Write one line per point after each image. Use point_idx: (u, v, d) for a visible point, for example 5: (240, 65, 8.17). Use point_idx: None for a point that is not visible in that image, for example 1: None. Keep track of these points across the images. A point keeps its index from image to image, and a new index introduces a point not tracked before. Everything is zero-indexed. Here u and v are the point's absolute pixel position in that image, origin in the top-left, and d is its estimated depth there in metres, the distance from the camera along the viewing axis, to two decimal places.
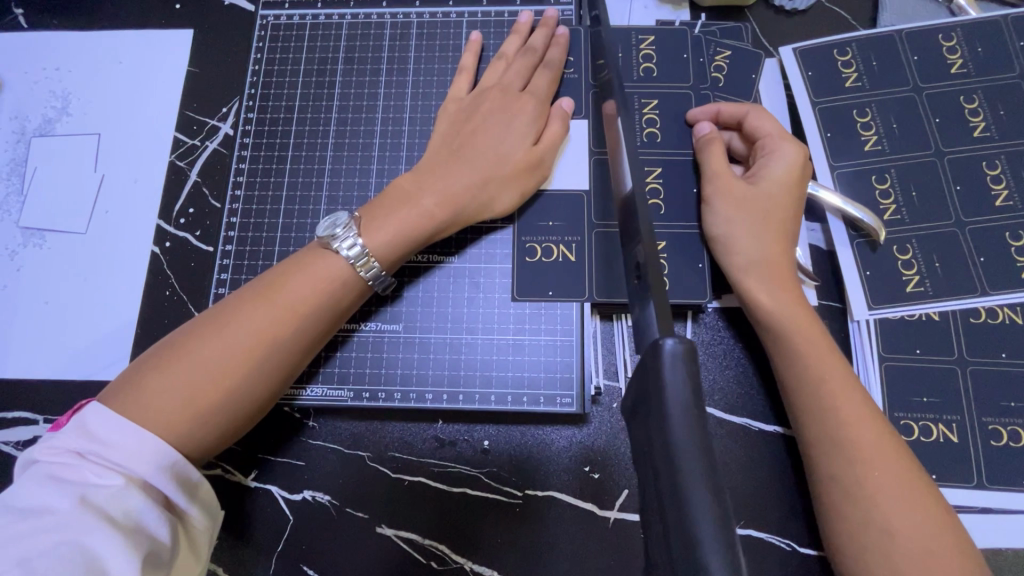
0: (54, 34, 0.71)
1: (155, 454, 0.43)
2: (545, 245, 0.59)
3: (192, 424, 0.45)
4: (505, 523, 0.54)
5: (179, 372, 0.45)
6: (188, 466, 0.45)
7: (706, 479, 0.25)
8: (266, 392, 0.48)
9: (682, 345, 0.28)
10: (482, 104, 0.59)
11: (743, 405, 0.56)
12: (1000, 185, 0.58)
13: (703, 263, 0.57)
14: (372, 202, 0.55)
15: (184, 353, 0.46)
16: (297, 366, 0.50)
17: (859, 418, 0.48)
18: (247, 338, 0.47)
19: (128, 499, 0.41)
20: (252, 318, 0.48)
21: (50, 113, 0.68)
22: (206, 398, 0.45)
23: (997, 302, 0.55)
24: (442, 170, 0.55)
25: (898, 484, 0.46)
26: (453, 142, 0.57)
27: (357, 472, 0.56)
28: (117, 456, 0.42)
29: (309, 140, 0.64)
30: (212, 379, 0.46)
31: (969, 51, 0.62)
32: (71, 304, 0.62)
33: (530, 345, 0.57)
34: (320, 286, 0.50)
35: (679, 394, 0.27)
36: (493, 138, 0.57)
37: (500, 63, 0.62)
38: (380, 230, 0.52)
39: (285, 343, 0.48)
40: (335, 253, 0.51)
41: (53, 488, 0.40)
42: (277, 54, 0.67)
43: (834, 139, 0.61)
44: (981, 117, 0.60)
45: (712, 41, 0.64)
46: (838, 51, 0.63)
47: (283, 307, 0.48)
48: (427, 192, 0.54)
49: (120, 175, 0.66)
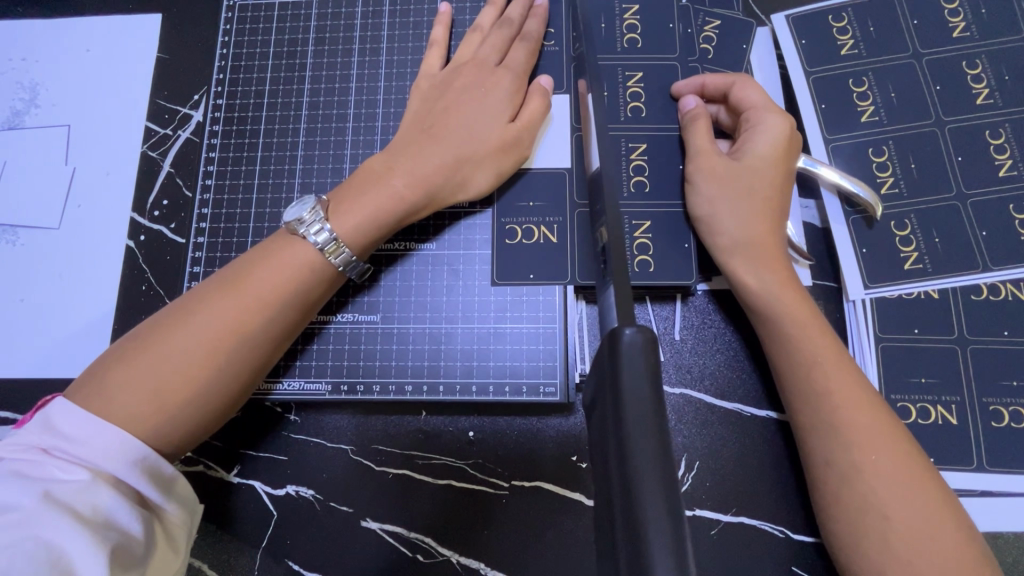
0: (19, 22, 0.69)
1: (123, 448, 0.42)
2: (526, 228, 0.57)
3: (159, 420, 0.43)
4: (492, 514, 0.53)
5: (143, 368, 0.44)
6: (161, 460, 0.43)
7: (661, 481, 0.23)
8: (236, 383, 0.47)
9: (641, 334, 0.26)
10: (456, 80, 0.57)
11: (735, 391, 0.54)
12: (1003, 155, 0.55)
13: (689, 244, 0.55)
14: (342, 186, 0.53)
15: (149, 345, 0.45)
16: (269, 357, 0.49)
17: (850, 400, 0.46)
18: (213, 327, 0.46)
19: (94, 493, 0.39)
20: (217, 310, 0.46)
21: (18, 105, 0.66)
22: (172, 390, 0.44)
23: (999, 278, 0.53)
24: (414, 150, 0.53)
25: (892, 468, 0.44)
26: (425, 122, 0.55)
27: (340, 466, 0.55)
28: (85, 450, 0.41)
29: (281, 126, 0.62)
30: (178, 374, 0.44)
31: (972, 13, 0.59)
32: (47, 301, 0.61)
33: (512, 333, 0.55)
34: (288, 275, 0.48)
35: (635, 393, 0.26)
36: (469, 115, 0.54)
37: (475, 36, 0.59)
38: (348, 214, 0.50)
39: (252, 332, 0.47)
40: (303, 239, 0.49)
41: (16, 484, 0.38)
42: (245, 37, 0.64)
43: (829, 111, 0.58)
44: (985, 83, 0.57)
45: (700, 10, 0.61)
46: (833, 17, 0.60)
47: (249, 297, 0.47)
48: (397, 172, 0.52)
49: (92, 167, 0.64)
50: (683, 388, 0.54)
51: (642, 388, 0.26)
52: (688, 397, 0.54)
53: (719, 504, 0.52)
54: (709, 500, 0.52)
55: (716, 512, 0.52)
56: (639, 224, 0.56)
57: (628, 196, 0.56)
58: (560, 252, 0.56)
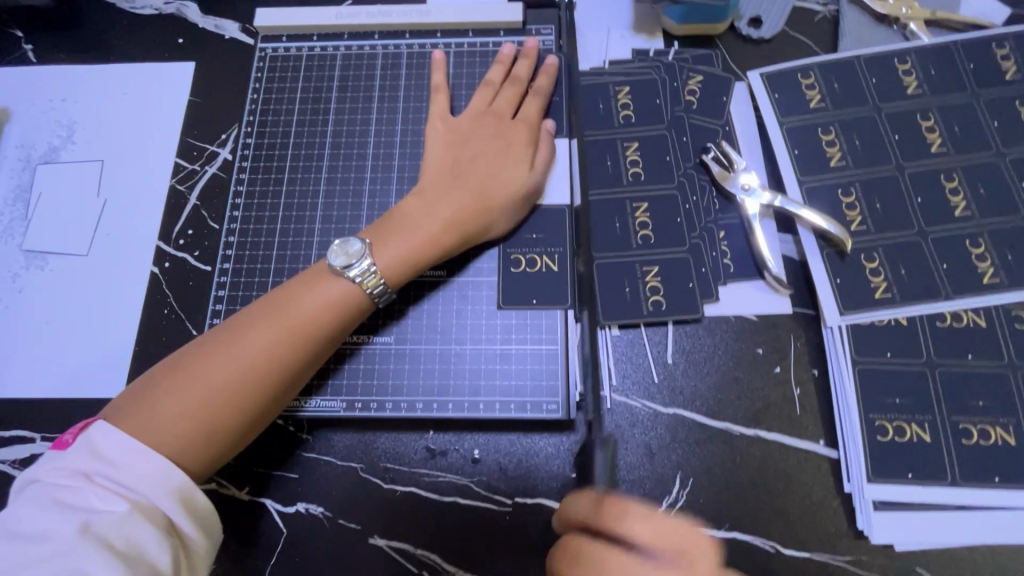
0: (61, 67, 0.74)
1: (163, 478, 0.44)
2: (529, 258, 0.61)
3: (203, 436, 0.47)
4: (496, 530, 0.55)
5: (189, 388, 0.48)
6: (194, 489, 0.45)
7: None
8: (272, 405, 0.51)
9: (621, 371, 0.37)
10: (476, 130, 0.63)
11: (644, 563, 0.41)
12: (958, 196, 0.62)
13: (693, 283, 0.61)
14: (378, 225, 0.57)
15: (190, 376, 0.48)
16: (299, 382, 0.52)
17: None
18: (250, 359, 0.49)
19: (130, 526, 0.42)
20: (260, 337, 0.50)
21: (55, 142, 0.71)
22: (214, 415, 0.48)
23: (961, 306, 0.58)
24: (444, 195, 0.58)
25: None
26: (454, 166, 0.60)
27: (350, 483, 0.57)
28: (125, 479, 0.44)
29: (305, 164, 0.67)
30: (222, 395, 0.48)
31: (923, 73, 0.66)
32: (71, 323, 0.64)
33: (516, 354, 0.59)
34: (327, 307, 0.52)
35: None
36: (491, 163, 0.60)
37: (487, 90, 0.66)
38: (390, 252, 0.55)
39: (291, 359, 0.51)
40: (346, 277, 0.53)
41: (60, 513, 0.41)
42: (274, 84, 0.71)
43: (801, 156, 0.65)
44: (937, 133, 0.64)
45: (684, 67, 0.69)
46: (802, 75, 0.68)
47: (291, 327, 0.51)
48: (431, 217, 0.57)
49: (121, 199, 0.69)
50: (677, 407, 0.58)
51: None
52: (681, 415, 0.58)
53: (712, 520, 0.54)
54: (702, 516, 0.54)
55: (710, 527, 0.54)
56: (648, 271, 0.61)
57: (636, 248, 0.62)
58: (559, 278, 0.61)
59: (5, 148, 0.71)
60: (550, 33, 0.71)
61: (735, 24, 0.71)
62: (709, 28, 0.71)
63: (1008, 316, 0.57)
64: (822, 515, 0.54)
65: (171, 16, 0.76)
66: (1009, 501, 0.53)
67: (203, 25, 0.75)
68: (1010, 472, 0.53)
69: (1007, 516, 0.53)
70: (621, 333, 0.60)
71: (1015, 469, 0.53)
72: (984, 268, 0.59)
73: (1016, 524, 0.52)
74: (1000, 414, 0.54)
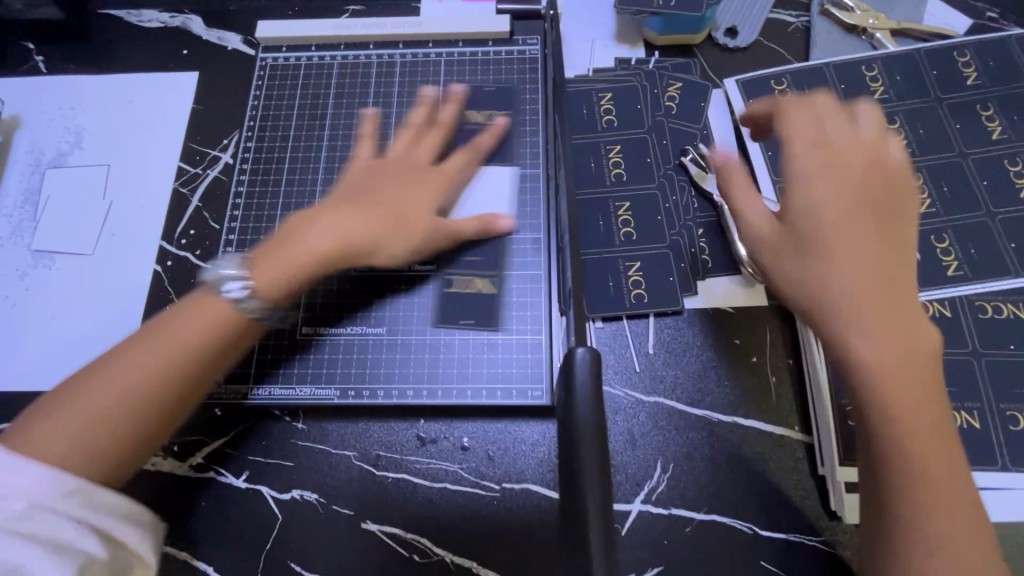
0: (70, 77, 0.78)
1: (58, 485, 0.44)
2: (516, 254, 0.65)
3: (83, 464, 0.46)
4: (484, 515, 0.57)
5: (68, 413, 0.46)
6: (95, 491, 0.45)
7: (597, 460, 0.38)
8: (156, 427, 0.48)
9: (586, 355, 0.42)
10: (371, 167, 0.62)
11: (812, 185, 0.52)
12: (923, 195, 0.65)
13: (674, 277, 0.63)
14: (264, 245, 0.55)
15: (90, 390, 0.47)
16: (194, 398, 0.50)
17: (908, 399, 0.46)
18: (144, 374, 0.48)
19: (39, 519, 0.42)
20: (138, 357, 0.48)
21: (63, 147, 0.75)
22: (97, 441, 0.46)
23: (927, 298, 0.61)
24: (341, 218, 0.57)
25: (951, 513, 0.44)
26: (357, 195, 0.59)
27: (343, 470, 0.59)
28: (12, 488, 0.43)
29: (303, 166, 0.70)
30: (98, 419, 0.46)
31: (889, 79, 0.70)
32: (76, 319, 0.66)
33: (503, 343, 0.61)
34: (216, 323, 0.50)
35: (587, 426, 0.40)
36: (332, 208, 0.58)
37: (409, 130, 0.66)
38: (269, 274, 0.53)
39: (176, 377, 0.49)
40: (223, 296, 0.51)
41: None
42: (274, 91, 0.74)
43: (775, 157, 0.68)
44: (903, 136, 0.67)
45: (664, 75, 0.72)
46: (775, 81, 0.71)
47: (178, 344, 0.49)
48: (319, 237, 0.55)
49: (126, 201, 0.72)
50: (658, 395, 0.60)
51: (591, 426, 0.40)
52: (662, 404, 0.60)
53: (692, 503, 0.56)
54: (682, 499, 0.57)
55: (690, 511, 0.56)
56: (630, 265, 0.64)
57: (619, 244, 0.65)
58: (543, 272, 0.64)
59: (15, 154, 0.74)
60: (536, 43, 0.75)
61: (712, 35, 0.75)
62: (688, 38, 0.75)
63: (971, 307, 0.60)
64: (797, 497, 0.56)
65: (176, 29, 0.80)
66: (976, 481, 0.55)
67: (207, 37, 0.79)
68: (976, 454, 0.55)
69: None
70: (604, 325, 0.63)
71: (981, 451, 0.55)
72: (949, 261, 0.62)
73: (984, 505, 0.54)
74: (965, 399, 0.57)
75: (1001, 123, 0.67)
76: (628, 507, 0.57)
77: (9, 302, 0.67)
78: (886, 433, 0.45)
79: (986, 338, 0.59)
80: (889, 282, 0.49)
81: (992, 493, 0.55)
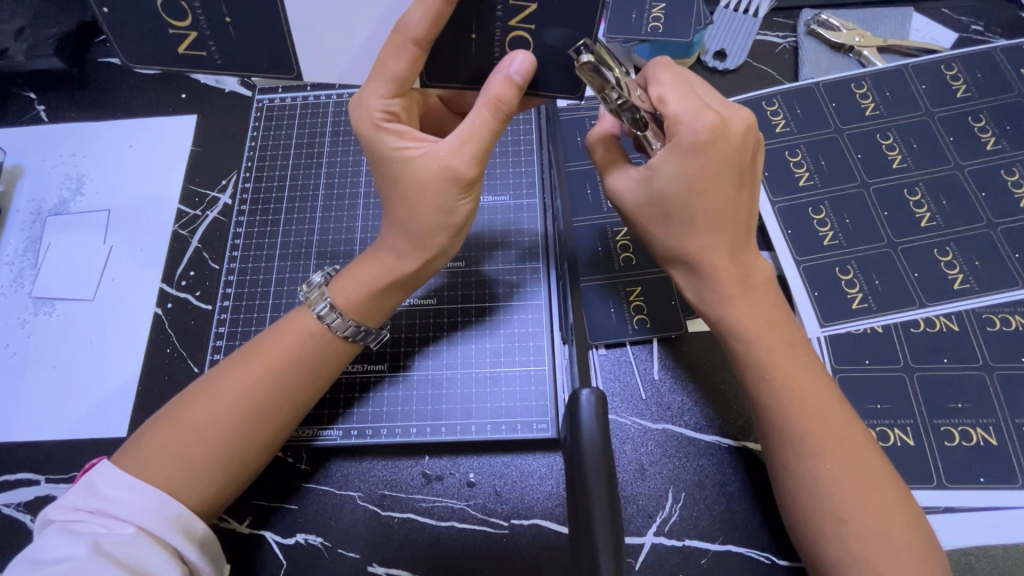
0: (73, 125, 0.79)
1: (165, 507, 0.46)
2: (513, 279, 0.65)
3: None
4: (492, 554, 0.55)
5: (174, 439, 0.48)
6: (193, 518, 0.47)
7: (605, 487, 0.39)
8: None
9: (593, 394, 0.44)
10: None
11: (661, 168, 0.50)
12: (922, 209, 0.65)
13: (675, 300, 0.63)
14: None
15: (199, 394, 0.50)
16: None
17: (786, 371, 0.49)
18: (265, 388, 0.50)
19: (137, 548, 0.43)
20: None
21: (65, 194, 0.75)
22: None
23: (934, 313, 0.60)
24: None
25: (854, 478, 0.46)
26: None
27: (348, 514, 0.57)
28: (125, 509, 0.45)
29: (300, 205, 0.72)
30: None
31: (879, 96, 0.70)
32: (77, 366, 0.66)
33: (506, 376, 0.61)
34: None
35: (593, 457, 0.41)
36: None
37: None
38: (367, 101, 0.50)
39: None
40: None
41: (71, 539, 0.43)
42: (271, 132, 0.77)
43: (772, 177, 0.68)
44: (897, 151, 0.68)
45: None
46: (766, 103, 0.72)
47: None
48: None
49: (127, 245, 0.72)
50: (666, 422, 0.59)
51: (596, 454, 0.41)
52: (669, 431, 0.59)
53: (706, 534, 0.55)
54: (695, 530, 0.55)
55: (705, 541, 0.54)
56: (631, 290, 0.64)
57: (618, 269, 0.65)
58: (540, 300, 0.64)
59: (17, 202, 0.75)
60: None
61: (701, 58, 0.76)
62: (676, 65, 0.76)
63: (980, 320, 0.60)
64: None
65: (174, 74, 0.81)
66: (994, 500, 0.53)
67: (204, 81, 0.80)
68: (994, 472, 0.54)
69: (993, 517, 0.53)
70: (608, 351, 0.63)
71: (999, 468, 0.54)
72: (954, 274, 0.62)
73: (1005, 524, 0.53)
74: (979, 415, 0.56)
75: (995, 134, 0.68)
76: (641, 540, 0.55)
77: (11, 351, 0.67)
78: (811, 471, 0.47)
79: (996, 352, 0.58)
80: (750, 295, 0.52)
81: (1012, 512, 0.53)
